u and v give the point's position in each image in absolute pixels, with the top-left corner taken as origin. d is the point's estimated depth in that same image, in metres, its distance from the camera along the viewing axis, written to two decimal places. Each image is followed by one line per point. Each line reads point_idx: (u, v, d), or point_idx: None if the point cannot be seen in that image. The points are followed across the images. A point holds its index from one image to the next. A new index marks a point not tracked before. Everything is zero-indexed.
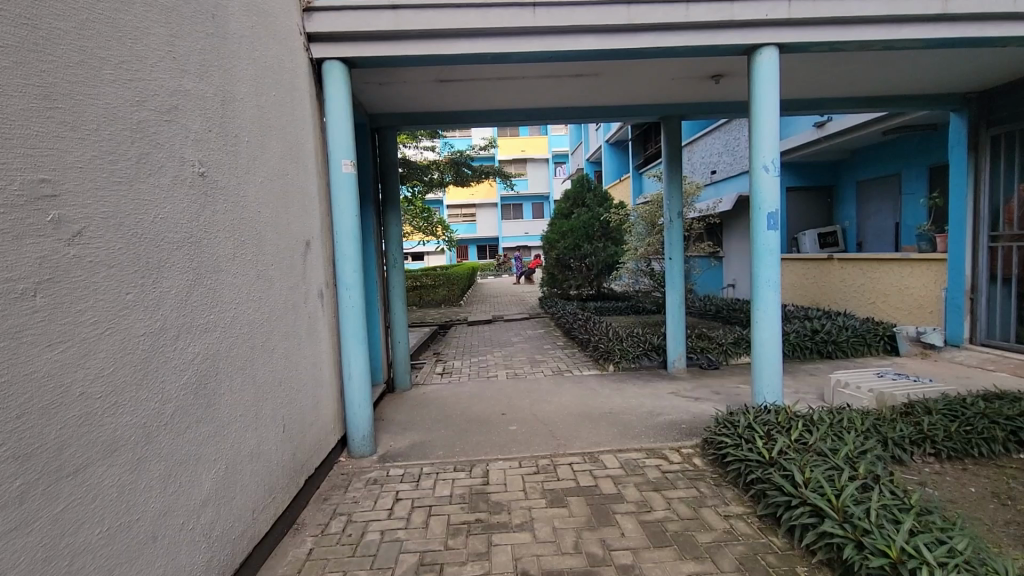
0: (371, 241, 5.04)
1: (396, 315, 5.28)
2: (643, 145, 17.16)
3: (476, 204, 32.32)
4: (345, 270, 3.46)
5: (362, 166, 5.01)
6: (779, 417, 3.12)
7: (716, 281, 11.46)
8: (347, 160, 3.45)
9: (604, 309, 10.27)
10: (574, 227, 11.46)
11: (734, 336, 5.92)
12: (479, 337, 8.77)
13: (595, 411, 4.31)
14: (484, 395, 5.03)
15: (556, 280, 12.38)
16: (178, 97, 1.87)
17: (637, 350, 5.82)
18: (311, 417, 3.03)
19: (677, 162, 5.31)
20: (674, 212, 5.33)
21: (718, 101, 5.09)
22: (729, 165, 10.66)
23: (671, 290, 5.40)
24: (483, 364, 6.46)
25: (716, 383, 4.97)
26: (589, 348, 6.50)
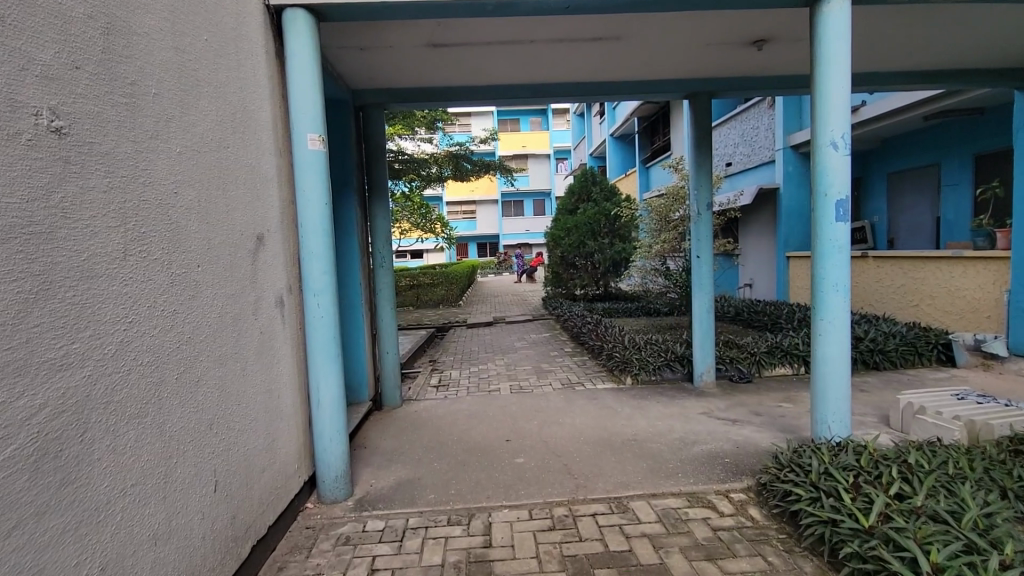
0: (354, 237, 4.37)
1: (384, 323, 4.60)
2: (651, 138, 16.43)
3: (476, 201, 31.62)
4: (312, 272, 2.77)
5: (344, 149, 4.34)
6: (863, 461, 2.44)
7: (732, 281, 10.79)
8: (315, 133, 2.77)
9: (612, 311, 9.60)
10: (579, 223, 10.78)
11: (766, 344, 5.26)
12: (479, 341, 8.09)
13: (617, 438, 3.63)
14: (485, 415, 4.35)
15: (560, 280, 11.70)
16: (3, 1, 1.20)
17: (658, 360, 5.15)
18: (263, 463, 2.34)
19: (706, 144, 4.61)
20: (703, 204, 4.64)
21: (755, 74, 4.41)
22: (746, 156, 9.97)
23: (698, 292, 4.72)
24: (483, 375, 5.77)
25: (754, 401, 4.30)
26: (602, 357, 5.83)
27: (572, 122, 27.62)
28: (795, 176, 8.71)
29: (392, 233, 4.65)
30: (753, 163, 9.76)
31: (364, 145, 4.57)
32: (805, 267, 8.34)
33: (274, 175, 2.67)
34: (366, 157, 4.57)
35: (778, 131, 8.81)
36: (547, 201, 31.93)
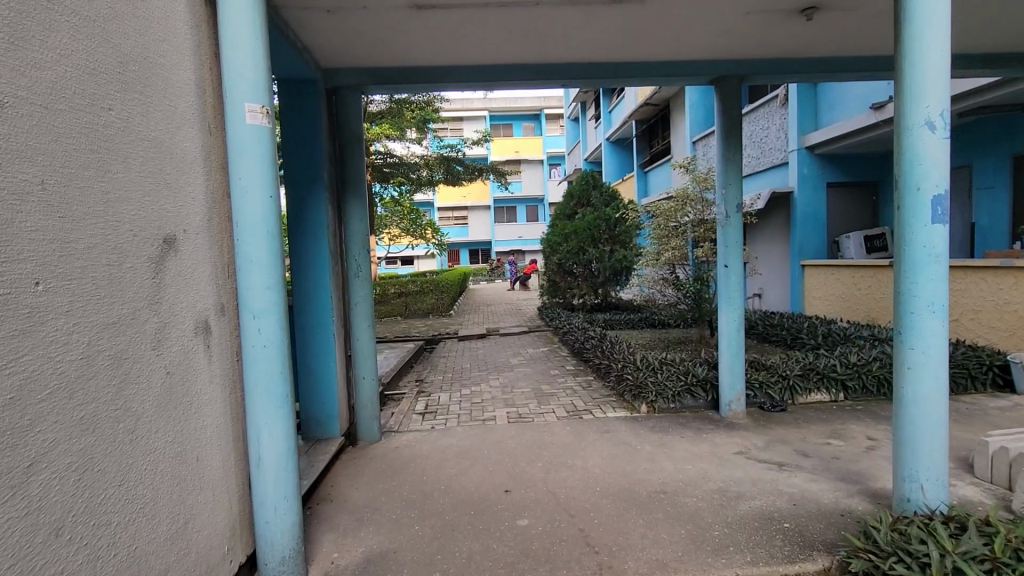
0: (323, 241, 3.68)
1: (360, 344, 3.90)
2: (650, 142, 15.86)
3: (468, 207, 30.93)
4: (252, 287, 2.09)
5: (311, 140, 3.66)
6: (998, 550, 1.80)
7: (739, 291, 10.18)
8: (257, 102, 2.09)
9: (614, 323, 8.95)
10: (578, 228, 10.11)
11: (799, 365, 4.63)
12: (471, 357, 7.39)
13: (641, 488, 2.95)
14: (478, 453, 3.66)
15: (557, 289, 11.02)
16: None
17: (677, 384, 4.48)
18: (168, 561, 1.66)
19: (735, 136, 3.98)
20: (732, 205, 3.99)
21: (794, 52, 3.78)
22: (756, 159, 9.39)
23: (725, 308, 4.08)
24: (475, 399, 5.08)
25: (795, 437, 3.65)
26: (611, 378, 5.18)
27: (566, 126, 27.08)
28: (810, 179, 8.13)
29: (370, 238, 3.97)
30: (764, 165, 9.18)
31: (335, 135, 3.88)
32: (823, 276, 7.75)
33: (197, 157, 1.99)
34: (337, 148, 3.89)
35: (793, 131, 8.24)
36: (540, 207, 31.33)
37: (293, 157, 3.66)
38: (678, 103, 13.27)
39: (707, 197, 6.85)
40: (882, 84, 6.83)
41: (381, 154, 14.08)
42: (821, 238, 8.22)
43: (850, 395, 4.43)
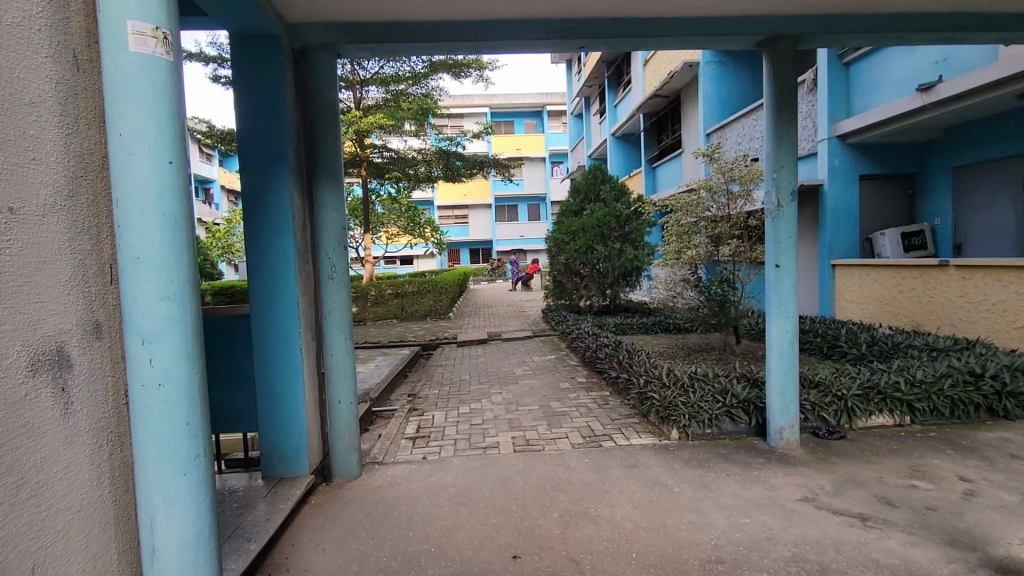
0: (287, 236, 2.98)
1: (335, 360, 3.22)
2: (659, 136, 15.13)
3: (469, 205, 30.25)
4: (143, 297, 1.41)
5: (274, 110, 2.96)
6: None
7: None
8: (147, 21, 1.40)
9: (626, 328, 8.27)
10: (585, 225, 9.41)
11: (856, 383, 3.94)
12: (470, 366, 6.71)
13: (689, 556, 2.27)
14: (479, 497, 2.96)
15: (562, 290, 10.32)
16: None
17: (715, 406, 3.79)
18: None
19: (790, 108, 3.29)
20: (786, 191, 3.30)
21: (867, 4, 3.07)
22: None
23: (775, 316, 3.39)
24: (475, 420, 4.39)
25: (870, 478, 2.95)
26: (632, 395, 4.49)
27: (569, 122, 26.37)
28: (842, 171, 7.43)
29: (346, 232, 3.28)
30: None
31: (304, 107, 3.19)
32: (857, 277, 7.06)
33: (49, 100, 1.31)
34: (307, 123, 3.20)
35: (822, 118, 7.54)
36: (542, 206, 30.64)
37: (249, 132, 2.97)
38: (690, 94, 12.56)
39: (731, 189, 6.20)
40: (928, 63, 6.10)
41: (378, 148, 13.40)
42: (853, 236, 7.53)
43: (919, 419, 3.74)
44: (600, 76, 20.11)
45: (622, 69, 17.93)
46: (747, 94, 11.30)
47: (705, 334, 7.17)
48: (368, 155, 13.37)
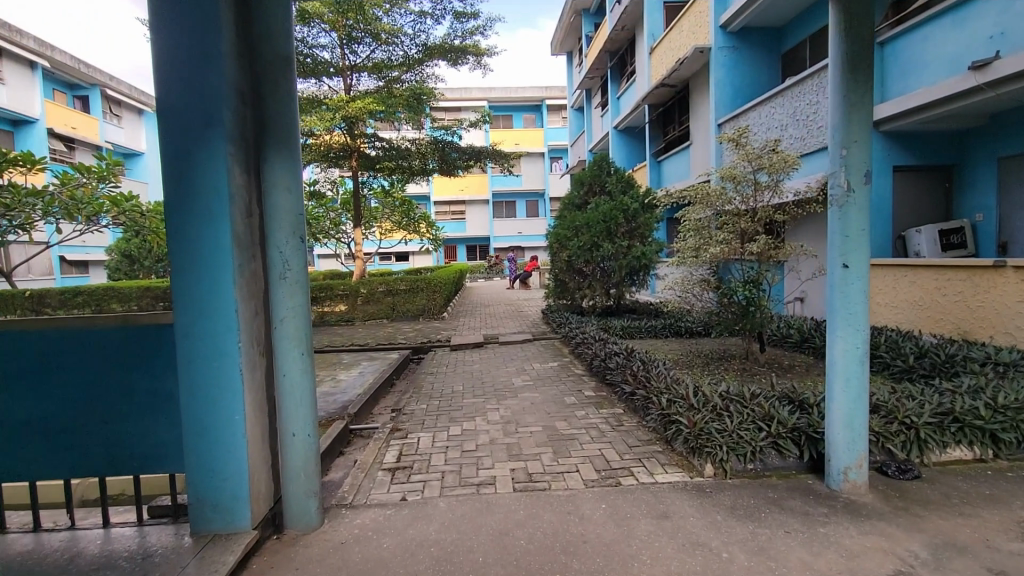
0: (223, 223, 2.28)
1: (287, 383, 2.53)
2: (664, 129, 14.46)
3: (466, 201, 29.56)
4: None
5: (207, 60, 2.27)
6: None
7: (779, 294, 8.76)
8: None
9: (633, 333, 7.61)
10: (590, 220, 8.72)
11: (926, 409, 3.30)
12: (463, 374, 6.04)
13: None
14: (468, 562, 2.29)
15: (564, 289, 9.64)
16: None
17: (759, 436, 3.12)
18: None
19: (866, 68, 2.63)
20: (858, 173, 2.64)
21: None
22: (799, 140, 8.10)
23: (839, 328, 2.73)
24: (467, 445, 3.71)
25: (977, 542, 2.28)
26: (651, 416, 3.83)
27: (569, 116, 25.65)
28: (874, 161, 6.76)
29: (305, 221, 2.60)
30: (810, 148, 7.88)
31: (249, 59, 2.50)
32: (892, 278, 6.40)
33: None
34: (254, 79, 2.51)
35: None
36: (541, 202, 29.96)
37: (174, 84, 2.26)
38: (700, 82, 11.86)
39: (757, 179, 5.61)
40: (982, 40, 5.46)
41: (370, 138, 12.74)
42: (885, 233, 6.86)
43: (1005, 453, 3.10)
44: (603, 68, 19.42)
45: (626, 59, 17.24)
46: (761, 82, 10.61)
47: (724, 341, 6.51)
48: (361, 146, 12.72)
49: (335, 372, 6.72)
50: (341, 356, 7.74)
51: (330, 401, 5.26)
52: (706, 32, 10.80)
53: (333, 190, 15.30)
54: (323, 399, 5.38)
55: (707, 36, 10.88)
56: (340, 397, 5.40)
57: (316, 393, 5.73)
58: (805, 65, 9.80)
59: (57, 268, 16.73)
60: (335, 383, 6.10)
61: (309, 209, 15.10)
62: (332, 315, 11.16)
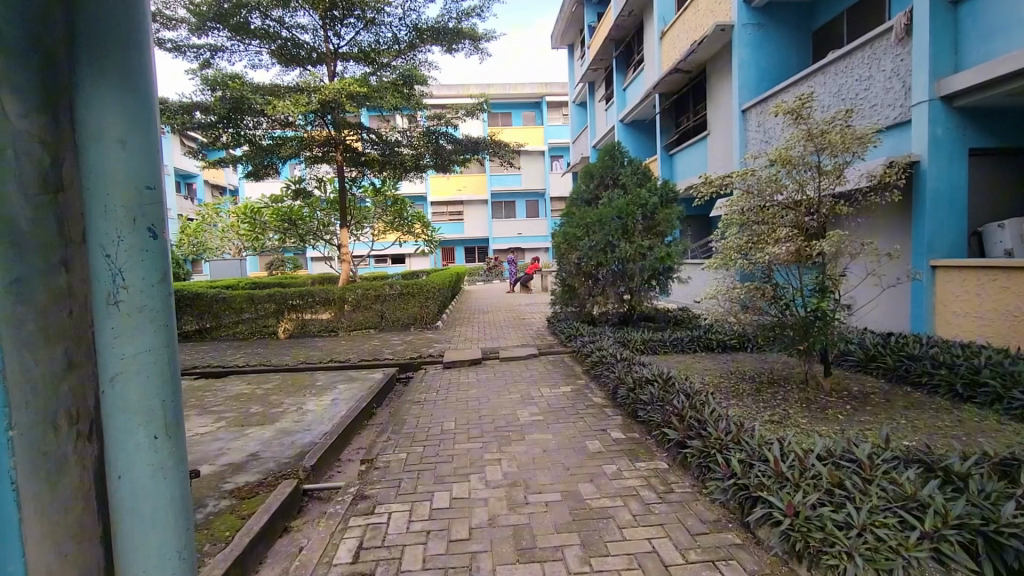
0: None
1: (127, 494, 1.42)
2: (677, 119, 13.38)
3: (464, 201, 28.49)
4: None
5: None
6: None
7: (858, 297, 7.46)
8: None
9: (656, 347, 6.52)
10: (602, 217, 7.63)
11: None
12: (455, 404, 4.93)
13: None
14: None
15: (573, 295, 8.54)
16: None
17: (905, 538, 2.00)
18: None
19: None
20: None
21: None
22: (873, 109, 6.57)
23: None
24: (455, 533, 2.58)
25: None
26: (715, 485, 2.71)
27: (570, 112, 24.59)
28: (946, 143, 5.66)
29: (164, 212, 1.51)
30: (863, 120, 6.76)
31: None
32: (970, 281, 5.29)
33: None
34: None
35: (917, 76, 5.79)
36: (541, 202, 28.88)
37: None
38: (718, 66, 10.78)
39: (815, 162, 4.51)
40: None
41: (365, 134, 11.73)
42: (960, 228, 5.74)
43: None
44: (607, 59, 18.38)
45: (633, 47, 16.15)
46: (790, 63, 9.51)
47: (770, 366, 5.47)
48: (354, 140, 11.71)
49: (302, 398, 5.59)
50: (316, 376, 6.61)
51: (286, 444, 4.12)
52: (728, 9, 9.73)
53: (321, 188, 14.24)
54: (279, 440, 4.23)
55: (728, 13, 9.79)
56: (301, 438, 4.26)
57: (273, 428, 4.59)
58: (842, 42, 8.72)
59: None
60: (301, 414, 4.97)
61: (296, 208, 14.03)
62: (314, 324, 10.01)
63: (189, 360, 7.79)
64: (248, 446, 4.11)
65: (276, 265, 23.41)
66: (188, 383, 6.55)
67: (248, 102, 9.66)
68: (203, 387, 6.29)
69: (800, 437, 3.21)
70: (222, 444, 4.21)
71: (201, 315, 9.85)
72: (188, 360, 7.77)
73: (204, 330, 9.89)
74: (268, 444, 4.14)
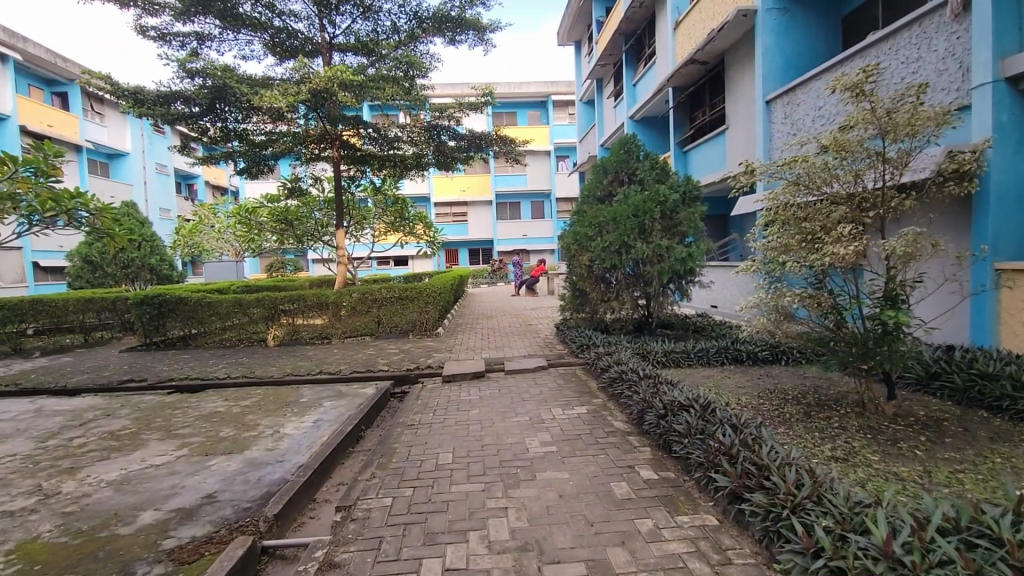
0: None
1: None
2: (692, 114, 12.69)
3: (467, 202, 27.86)
4: None
5: None
6: None
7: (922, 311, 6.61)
8: None
9: (678, 360, 5.86)
10: (617, 215, 6.96)
11: None
12: (453, 428, 4.27)
13: None
14: None
15: (584, 300, 7.87)
16: None
17: None
18: None
19: None
20: None
21: None
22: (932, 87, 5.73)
23: None
24: None
25: None
26: (794, 562, 2.03)
27: (576, 111, 23.94)
28: (1011, 130, 4.99)
29: None
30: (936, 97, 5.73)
31: None
32: None
33: None
34: None
35: (977, 54, 5.11)
36: (546, 202, 28.20)
37: None
38: (738, 56, 10.13)
39: (875, 148, 3.85)
40: None
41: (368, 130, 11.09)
42: None
43: None
44: (615, 54, 17.73)
45: (644, 40, 15.51)
46: (818, 49, 8.80)
47: (811, 385, 4.79)
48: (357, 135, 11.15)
49: (281, 418, 4.95)
50: (301, 391, 5.98)
51: (252, 482, 3.47)
52: None
53: (318, 186, 13.65)
54: (244, 475, 3.59)
55: None
56: (271, 474, 3.61)
57: (241, 458, 3.96)
58: (877, 24, 8.02)
59: (31, 276, 17.92)
60: (276, 439, 4.32)
61: (292, 208, 13.40)
62: (306, 330, 9.38)
63: (167, 371, 7.18)
64: (207, 484, 3.48)
65: (275, 267, 22.85)
66: (161, 397, 5.94)
67: (232, 92, 9.03)
68: (175, 403, 5.68)
69: (889, 490, 2.52)
70: (178, 481, 3.57)
71: (186, 320, 9.30)
72: (166, 370, 7.16)
73: (188, 336, 9.39)
74: (230, 481, 3.51)
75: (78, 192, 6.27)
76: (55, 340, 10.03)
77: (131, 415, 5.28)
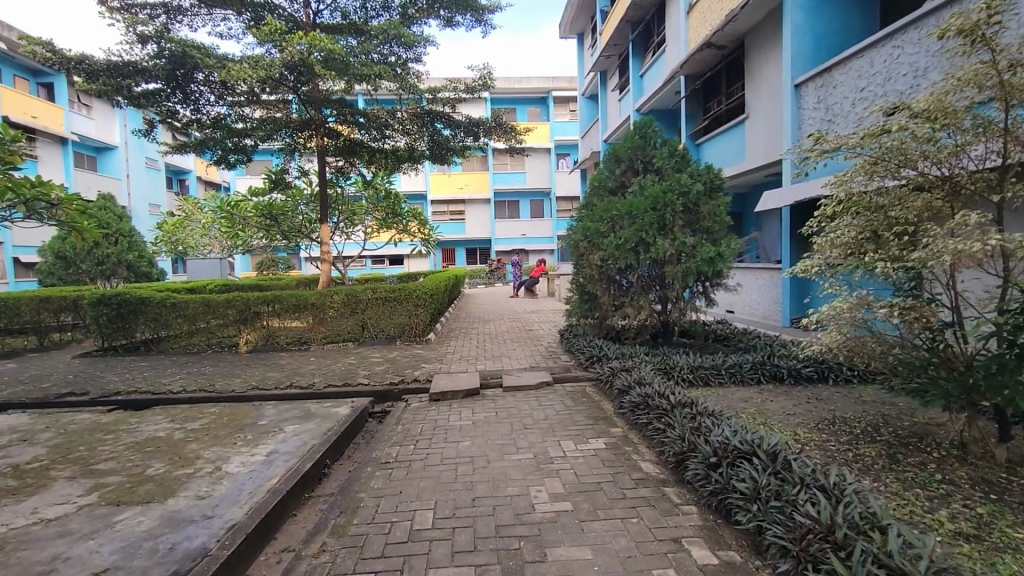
0: None
1: None
2: (706, 104, 11.81)
3: (465, 199, 26.95)
4: None
5: None
6: None
7: None
8: None
9: (707, 378, 4.99)
10: (633, 207, 6.06)
11: None
12: (435, 471, 3.35)
13: None
14: None
15: (594, 304, 6.97)
16: None
17: None
18: None
19: None
20: None
21: None
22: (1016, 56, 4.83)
23: None
24: None
25: None
26: None
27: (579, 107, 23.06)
28: None
29: None
30: None
31: None
32: None
33: None
34: None
35: None
36: (546, 202, 27.30)
37: None
38: (761, 38, 9.26)
39: (986, 116, 2.96)
40: None
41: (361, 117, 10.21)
42: None
43: None
44: (621, 44, 16.84)
45: (653, 28, 14.64)
46: (854, 28, 7.91)
47: (881, 415, 3.89)
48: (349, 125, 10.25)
49: (228, 449, 4.03)
50: (262, 411, 5.06)
51: (159, 556, 2.53)
52: None
53: (305, 180, 12.76)
54: (152, 543, 2.66)
55: None
56: (189, 540, 2.67)
57: (159, 510, 3.03)
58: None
59: (11, 271, 16.96)
60: (212, 481, 3.39)
61: (278, 203, 12.49)
62: (284, 335, 8.47)
63: (117, 382, 6.25)
64: (98, 556, 2.55)
65: (266, 266, 21.90)
66: (97, 417, 5.01)
67: (194, 62, 8.04)
68: (111, 425, 4.74)
69: None
70: (63, 549, 2.64)
71: (151, 323, 8.38)
72: (115, 382, 6.23)
73: (154, 341, 8.47)
74: (131, 552, 2.59)
75: (41, 179, 5.11)
76: (10, 343, 9.08)
77: (52, 442, 4.35)
